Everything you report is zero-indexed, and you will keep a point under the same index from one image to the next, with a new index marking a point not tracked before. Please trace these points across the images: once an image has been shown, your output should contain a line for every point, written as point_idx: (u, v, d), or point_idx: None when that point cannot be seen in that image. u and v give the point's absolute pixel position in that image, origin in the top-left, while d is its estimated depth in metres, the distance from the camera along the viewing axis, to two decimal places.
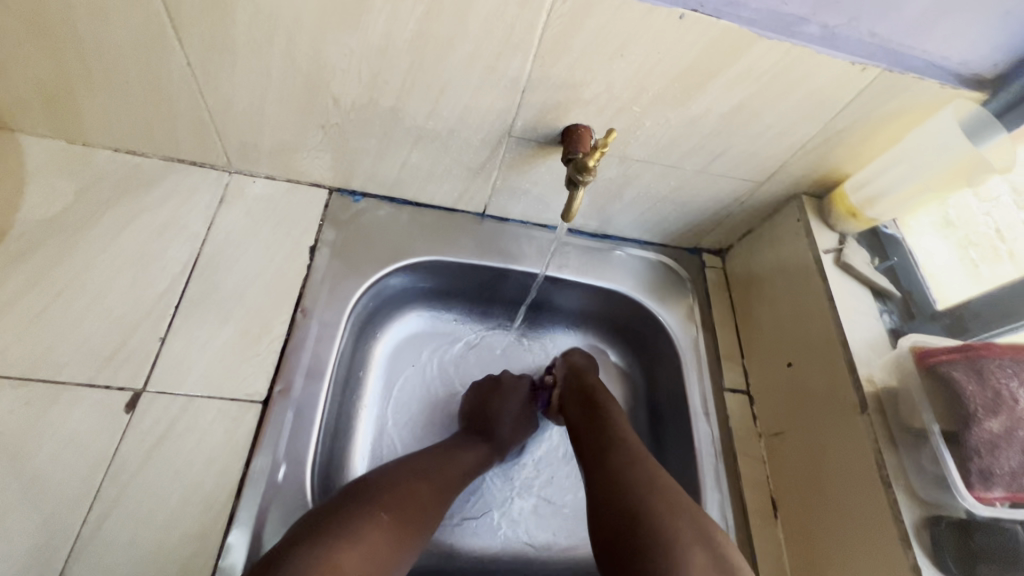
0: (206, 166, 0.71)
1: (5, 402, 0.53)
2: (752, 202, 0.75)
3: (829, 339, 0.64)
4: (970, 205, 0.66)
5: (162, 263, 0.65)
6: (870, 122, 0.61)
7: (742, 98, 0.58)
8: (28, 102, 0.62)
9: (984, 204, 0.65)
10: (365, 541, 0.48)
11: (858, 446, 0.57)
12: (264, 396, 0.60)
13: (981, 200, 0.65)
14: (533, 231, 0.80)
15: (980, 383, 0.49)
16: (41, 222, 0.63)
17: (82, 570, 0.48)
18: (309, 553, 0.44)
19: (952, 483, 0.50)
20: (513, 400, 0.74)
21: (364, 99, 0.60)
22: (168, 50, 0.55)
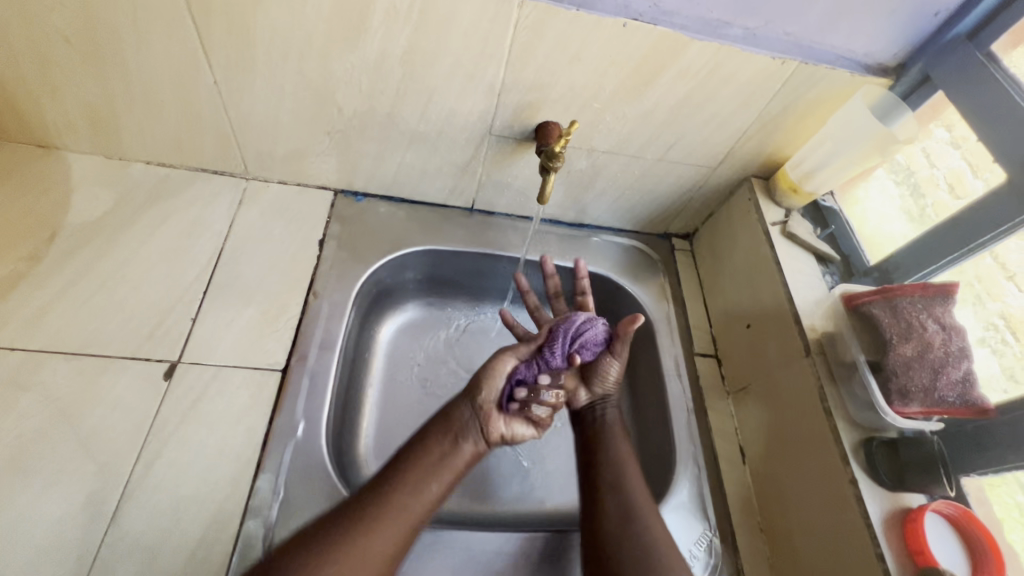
0: (226, 174, 0.81)
1: (61, 373, 0.62)
2: (709, 187, 0.85)
3: (778, 297, 0.73)
4: (947, 204, 0.66)
5: (191, 257, 0.74)
6: (797, 109, 0.71)
7: (685, 92, 0.69)
8: (75, 122, 0.72)
9: (959, 199, 0.65)
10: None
11: (805, 385, 0.65)
12: (283, 365, 0.68)
13: (958, 197, 0.65)
14: (517, 223, 0.90)
15: (895, 316, 0.60)
16: (86, 224, 0.73)
17: (133, 508, 0.56)
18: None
19: (876, 403, 0.59)
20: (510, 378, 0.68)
21: (364, 107, 0.71)
22: (198, 72, 0.66)
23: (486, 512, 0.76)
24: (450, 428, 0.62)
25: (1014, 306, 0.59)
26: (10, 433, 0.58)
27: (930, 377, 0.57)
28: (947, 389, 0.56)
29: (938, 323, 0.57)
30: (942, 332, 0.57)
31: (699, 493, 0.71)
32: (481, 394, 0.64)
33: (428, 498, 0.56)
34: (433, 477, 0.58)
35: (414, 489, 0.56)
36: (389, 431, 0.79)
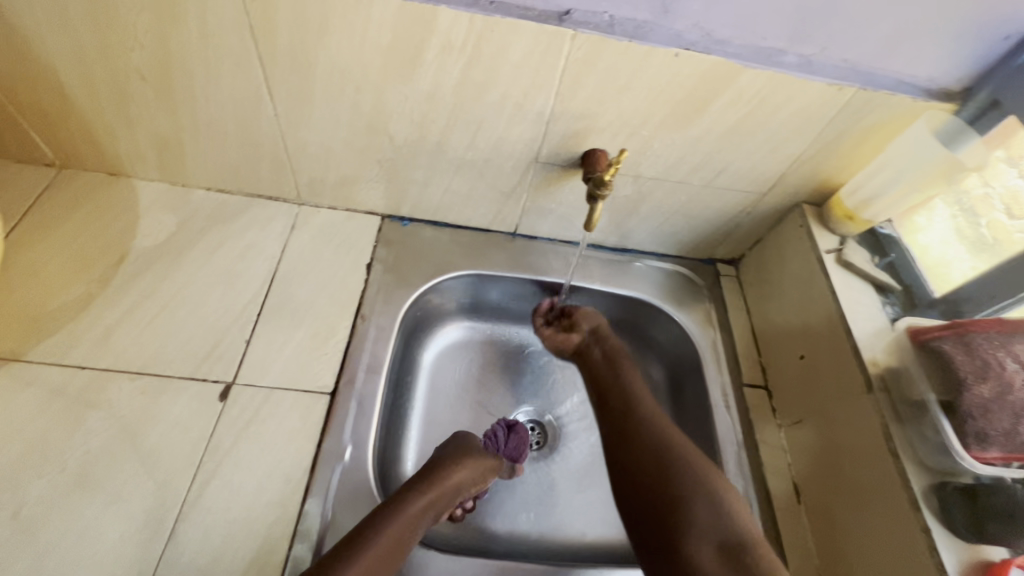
0: (280, 200, 0.84)
1: (126, 392, 0.65)
2: (758, 213, 0.83)
3: (834, 330, 0.70)
4: (1006, 225, 0.64)
5: (246, 280, 0.77)
6: (854, 134, 0.69)
7: (737, 118, 0.68)
8: (146, 152, 0.77)
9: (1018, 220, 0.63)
10: None
11: (868, 423, 0.62)
12: (332, 389, 0.69)
13: (1016, 216, 0.63)
14: (559, 247, 0.90)
15: (969, 354, 0.57)
16: (151, 248, 0.77)
17: (189, 527, 0.57)
18: None
19: (952, 446, 0.55)
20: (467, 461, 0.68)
21: (414, 136, 0.72)
22: (260, 105, 0.69)
23: (527, 543, 0.74)
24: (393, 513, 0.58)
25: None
26: (77, 450, 0.60)
27: (1011, 421, 0.54)
28: None
29: (1017, 363, 0.55)
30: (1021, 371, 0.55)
31: None
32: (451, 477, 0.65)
33: (383, 544, 0.55)
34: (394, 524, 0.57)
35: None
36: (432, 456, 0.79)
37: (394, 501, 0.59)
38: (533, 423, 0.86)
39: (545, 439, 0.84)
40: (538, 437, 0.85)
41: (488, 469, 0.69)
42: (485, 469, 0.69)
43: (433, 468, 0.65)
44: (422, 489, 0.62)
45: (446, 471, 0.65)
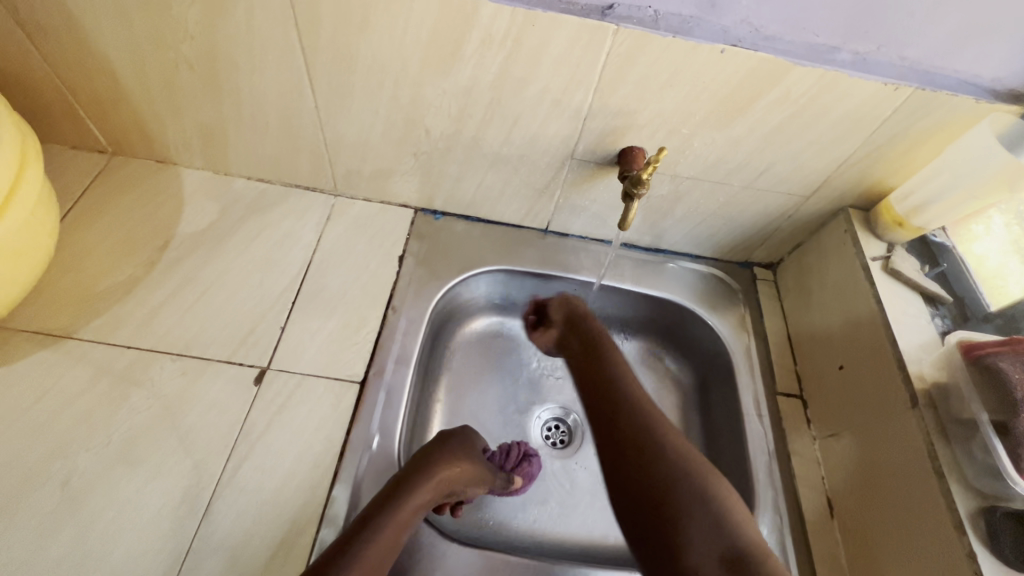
0: (316, 190, 0.86)
1: (167, 372, 0.67)
2: (799, 216, 0.80)
3: (878, 340, 0.67)
4: None
5: (282, 268, 0.78)
6: (910, 136, 0.66)
7: (783, 118, 0.65)
8: (191, 141, 0.79)
9: None
10: None
11: (911, 441, 0.59)
12: (361, 378, 0.70)
13: None
14: (591, 246, 0.89)
15: None
16: (193, 234, 0.79)
17: (223, 505, 0.59)
18: None
19: (1005, 470, 0.53)
20: (466, 460, 0.66)
21: (450, 130, 0.72)
22: (301, 96, 0.70)
23: (548, 542, 0.74)
24: (392, 514, 0.56)
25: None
26: (122, 425, 0.63)
27: None
28: None
29: None
30: None
31: (780, 545, 0.66)
32: (449, 473, 0.63)
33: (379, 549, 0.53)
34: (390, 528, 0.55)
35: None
36: None
37: (391, 501, 0.57)
38: (558, 421, 0.86)
39: (569, 439, 0.84)
40: (562, 435, 0.85)
41: (480, 478, 0.67)
42: (481, 479, 0.67)
43: (430, 461, 0.62)
44: (417, 488, 0.59)
45: (445, 470, 0.62)
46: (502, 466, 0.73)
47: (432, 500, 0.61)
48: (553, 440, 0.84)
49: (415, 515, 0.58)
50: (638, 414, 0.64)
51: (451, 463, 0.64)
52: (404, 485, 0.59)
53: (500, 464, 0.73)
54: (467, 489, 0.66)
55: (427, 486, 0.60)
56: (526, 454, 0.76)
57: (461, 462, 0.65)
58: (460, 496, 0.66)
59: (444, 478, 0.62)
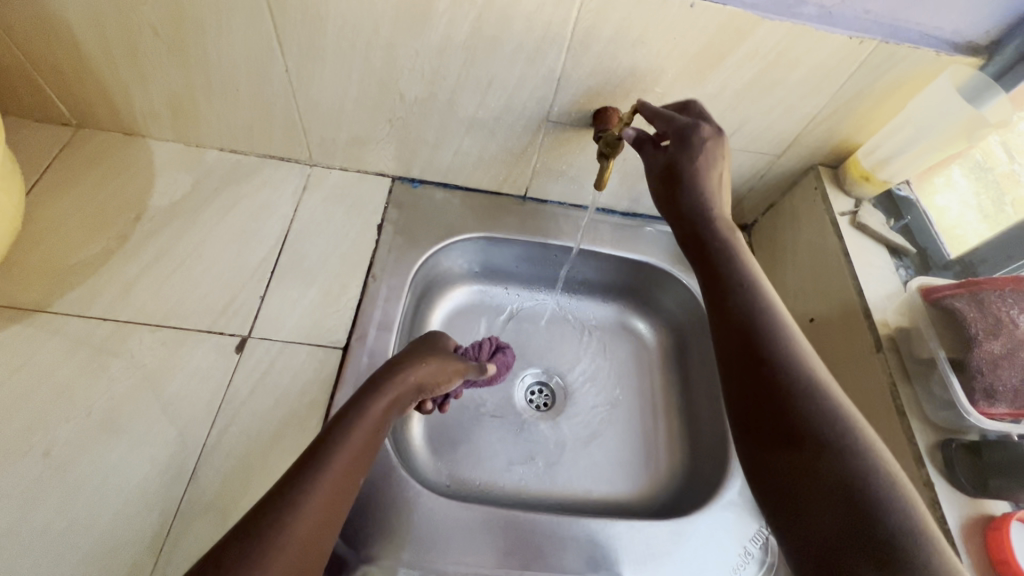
0: (291, 160, 0.85)
1: (147, 343, 0.67)
2: (772, 176, 0.82)
3: (846, 291, 0.69)
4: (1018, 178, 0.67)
5: (260, 238, 0.78)
6: (875, 91, 0.67)
7: (752, 75, 0.66)
8: (159, 111, 0.77)
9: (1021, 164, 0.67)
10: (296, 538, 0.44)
11: (875, 383, 0.62)
12: (344, 344, 0.71)
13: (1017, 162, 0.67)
14: (569, 211, 0.90)
15: (981, 312, 0.57)
16: (167, 207, 0.78)
17: (210, 469, 0.60)
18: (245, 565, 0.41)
19: (958, 401, 0.55)
20: (433, 360, 0.66)
21: (425, 93, 0.72)
22: (271, 60, 0.69)
23: (534, 498, 0.76)
24: (362, 414, 0.56)
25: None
26: (102, 396, 0.63)
27: (1021, 376, 0.54)
28: None
29: None
30: None
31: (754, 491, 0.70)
32: (416, 369, 0.63)
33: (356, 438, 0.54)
34: (361, 421, 0.55)
35: (338, 478, 0.50)
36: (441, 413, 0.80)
37: (358, 403, 0.57)
38: (541, 385, 0.87)
39: (552, 401, 0.85)
40: (546, 398, 0.85)
41: (453, 371, 0.68)
42: (453, 369, 0.67)
43: (396, 366, 0.63)
44: (382, 388, 0.59)
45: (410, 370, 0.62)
46: (476, 358, 0.77)
47: (407, 392, 0.62)
48: (537, 404, 0.85)
49: (386, 414, 0.59)
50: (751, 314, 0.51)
51: (416, 362, 0.64)
52: (370, 392, 0.59)
53: (474, 357, 0.77)
54: (439, 387, 0.66)
55: (395, 385, 0.60)
56: (498, 347, 0.80)
57: (428, 361, 0.65)
58: (438, 389, 0.66)
59: (414, 377, 0.63)
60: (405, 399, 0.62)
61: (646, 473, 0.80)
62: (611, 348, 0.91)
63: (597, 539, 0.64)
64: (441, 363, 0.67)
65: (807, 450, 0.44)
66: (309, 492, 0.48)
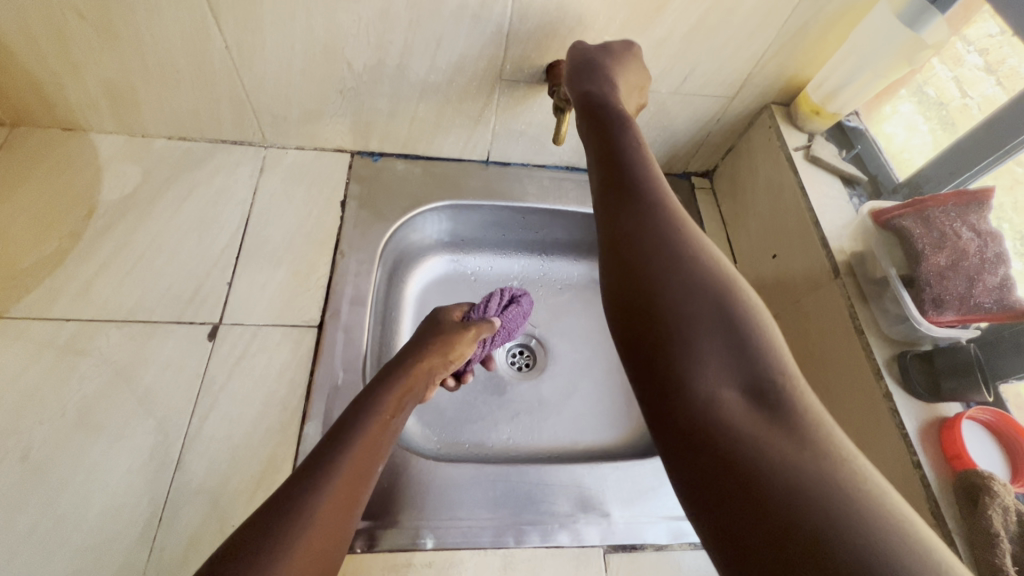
0: (244, 143, 0.83)
1: (114, 339, 0.66)
2: (728, 119, 0.83)
3: (804, 223, 0.72)
4: (965, 108, 0.68)
5: (220, 225, 0.76)
6: (818, 24, 0.69)
7: (699, 16, 0.67)
8: (97, 101, 0.74)
9: (971, 91, 0.67)
10: (326, 509, 0.45)
11: (835, 307, 0.65)
12: (319, 322, 0.71)
13: (966, 89, 0.68)
14: (533, 172, 0.90)
15: (927, 227, 0.59)
16: (118, 200, 0.75)
17: (194, 456, 0.60)
18: (278, 531, 0.41)
19: (910, 314, 0.58)
20: (440, 340, 0.68)
21: (373, 60, 0.70)
22: (208, 37, 0.66)
23: (523, 454, 0.78)
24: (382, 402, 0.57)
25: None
26: (74, 395, 0.62)
27: (966, 285, 0.56)
28: (983, 295, 0.55)
29: (972, 231, 0.57)
30: (976, 240, 0.56)
31: None
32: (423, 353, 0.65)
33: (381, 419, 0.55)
34: (384, 404, 0.57)
35: (362, 457, 0.51)
36: None
37: (378, 388, 0.59)
38: (521, 346, 0.88)
39: (534, 361, 0.87)
40: (527, 359, 0.87)
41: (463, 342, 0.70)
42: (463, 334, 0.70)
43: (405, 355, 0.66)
44: (401, 372, 0.62)
45: (421, 356, 0.65)
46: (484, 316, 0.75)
47: (422, 374, 0.64)
48: (518, 364, 0.86)
49: (404, 401, 0.60)
50: (631, 191, 0.45)
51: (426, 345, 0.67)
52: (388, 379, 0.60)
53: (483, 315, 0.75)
54: (451, 361, 0.69)
55: (412, 370, 0.63)
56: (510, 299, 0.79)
57: (437, 340, 0.68)
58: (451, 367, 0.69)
59: (429, 361, 0.65)
60: (422, 381, 0.64)
61: (629, 420, 0.83)
62: (586, 304, 0.93)
63: (582, 485, 0.66)
64: (450, 339, 0.69)
65: (669, 283, 0.39)
66: (336, 472, 0.48)
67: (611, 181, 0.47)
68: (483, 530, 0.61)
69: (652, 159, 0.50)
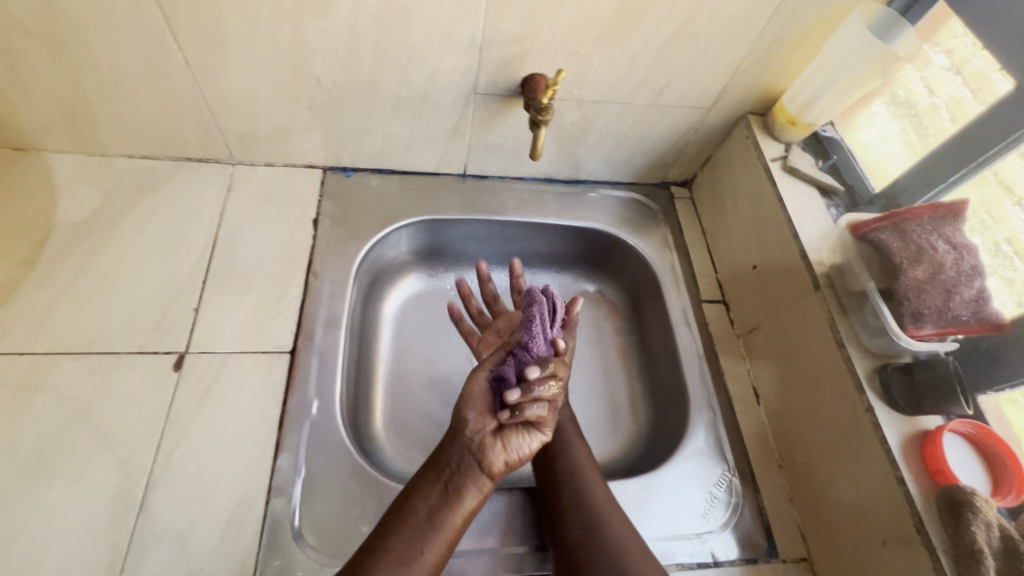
0: (210, 160, 0.79)
1: (72, 372, 0.62)
2: (705, 129, 0.83)
3: (783, 234, 0.71)
4: (936, 110, 0.68)
5: (185, 247, 0.73)
6: (792, 35, 0.69)
7: (674, 29, 0.66)
8: (50, 121, 0.70)
9: (941, 93, 0.68)
10: None
11: (816, 320, 0.65)
12: (291, 347, 0.68)
13: (937, 92, 0.68)
14: (512, 184, 0.88)
15: (904, 241, 0.59)
16: (75, 224, 0.72)
17: (160, 495, 0.57)
18: None
19: (890, 328, 0.59)
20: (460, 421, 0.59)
21: (343, 76, 0.68)
22: (168, 54, 0.63)
23: None
24: (438, 476, 0.57)
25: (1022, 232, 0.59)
26: (28, 435, 0.58)
27: (943, 298, 0.56)
28: (961, 308, 0.55)
29: (949, 244, 0.57)
30: (953, 253, 0.56)
31: (715, 436, 0.71)
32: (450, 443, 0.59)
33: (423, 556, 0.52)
34: (422, 530, 0.53)
35: None
36: (404, 404, 0.78)
37: (413, 504, 0.55)
38: None
39: None
40: None
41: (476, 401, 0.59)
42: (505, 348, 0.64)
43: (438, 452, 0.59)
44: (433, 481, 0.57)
45: (445, 451, 0.58)
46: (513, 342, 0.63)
47: (455, 474, 0.56)
48: None
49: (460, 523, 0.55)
50: (556, 433, 0.67)
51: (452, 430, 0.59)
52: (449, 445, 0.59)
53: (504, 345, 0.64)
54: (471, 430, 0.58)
55: (443, 475, 0.57)
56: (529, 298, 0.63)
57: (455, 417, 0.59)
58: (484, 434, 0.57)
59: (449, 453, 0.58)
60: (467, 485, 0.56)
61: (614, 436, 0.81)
62: None
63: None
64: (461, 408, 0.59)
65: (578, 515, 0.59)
66: None
67: (548, 469, 0.65)
68: (468, 559, 0.60)
69: (584, 453, 0.66)
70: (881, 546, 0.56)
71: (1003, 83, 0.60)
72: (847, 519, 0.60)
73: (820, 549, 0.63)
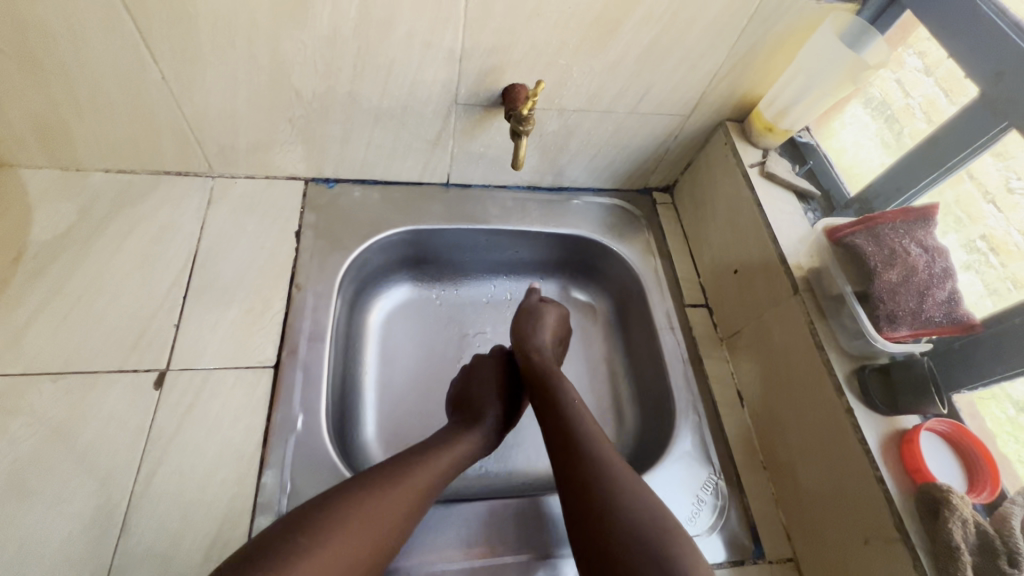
0: (190, 174, 0.79)
1: (49, 393, 0.61)
2: (685, 135, 0.84)
3: (762, 239, 0.72)
4: (910, 111, 0.69)
5: (165, 263, 0.72)
6: (766, 44, 0.70)
7: (651, 39, 0.67)
8: (24, 137, 0.69)
9: (915, 94, 0.69)
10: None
11: (796, 323, 0.66)
12: (275, 362, 0.68)
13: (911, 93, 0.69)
14: (495, 193, 0.89)
15: (878, 244, 0.60)
16: (50, 241, 0.70)
17: (141, 517, 0.56)
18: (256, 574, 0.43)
19: (866, 331, 0.60)
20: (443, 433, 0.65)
21: (323, 88, 0.68)
22: (143, 68, 0.63)
23: (496, 483, 0.76)
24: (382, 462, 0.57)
25: (997, 229, 0.60)
26: (3, 459, 0.57)
27: (917, 301, 0.58)
28: (934, 310, 0.57)
29: (920, 247, 0.58)
30: (924, 255, 0.58)
31: (701, 439, 0.72)
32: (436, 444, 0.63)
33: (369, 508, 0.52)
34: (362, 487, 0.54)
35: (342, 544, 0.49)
36: (391, 415, 0.78)
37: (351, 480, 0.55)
38: None
39: None
40: None
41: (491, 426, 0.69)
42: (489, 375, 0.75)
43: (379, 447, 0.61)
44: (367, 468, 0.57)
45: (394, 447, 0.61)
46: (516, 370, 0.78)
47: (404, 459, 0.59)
48: None
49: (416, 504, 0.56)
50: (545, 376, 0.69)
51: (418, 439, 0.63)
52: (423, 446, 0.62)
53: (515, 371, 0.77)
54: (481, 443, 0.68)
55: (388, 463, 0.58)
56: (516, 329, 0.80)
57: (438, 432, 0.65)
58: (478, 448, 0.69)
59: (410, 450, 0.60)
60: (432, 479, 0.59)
61: None
62: None
63: (555, 516, 0.65)
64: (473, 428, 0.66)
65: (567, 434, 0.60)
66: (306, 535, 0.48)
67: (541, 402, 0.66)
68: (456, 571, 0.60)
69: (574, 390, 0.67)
70: (862, 546, 0.57)
71: (972, 87, 0.61)
72: (829, 519, 0.61)
73: (804, 549, 0.64)
